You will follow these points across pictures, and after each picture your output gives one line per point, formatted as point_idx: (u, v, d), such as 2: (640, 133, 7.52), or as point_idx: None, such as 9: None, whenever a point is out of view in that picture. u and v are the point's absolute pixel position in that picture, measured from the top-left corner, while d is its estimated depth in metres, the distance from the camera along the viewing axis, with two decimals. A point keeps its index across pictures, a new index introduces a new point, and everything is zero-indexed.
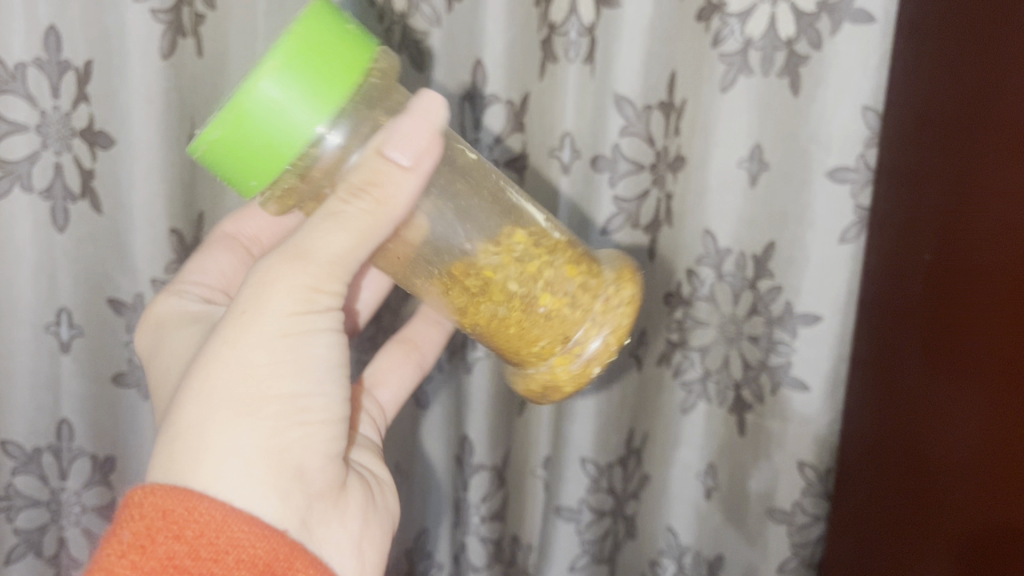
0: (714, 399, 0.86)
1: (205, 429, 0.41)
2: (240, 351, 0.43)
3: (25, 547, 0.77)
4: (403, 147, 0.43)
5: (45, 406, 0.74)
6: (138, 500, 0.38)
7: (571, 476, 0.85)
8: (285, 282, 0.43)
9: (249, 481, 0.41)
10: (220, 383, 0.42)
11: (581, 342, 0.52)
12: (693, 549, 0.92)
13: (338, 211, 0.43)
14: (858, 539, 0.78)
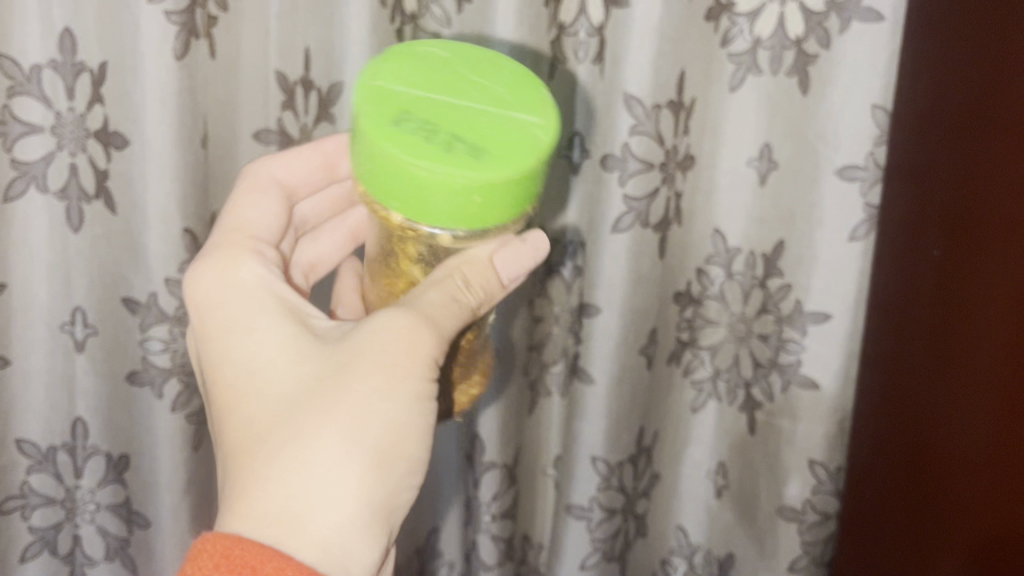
0: (724, 398, 0.87)
1: (330, 477, 0.44)
2: (379, 409, 0.45)
3: (40, 545, 0.78)
4: (509, 269, 0.51)
5: (60, 405, 0.75)
6: (223, 550, 0.40)
7: (582, 475, 0.85)
8: (425, 356, 0.47)
9: (357, 538, 0.44)
10: (350, 435, 0.44)
11: None
12: (704, 547, 0.92)
13: (454, 296, 0.48)
14: (869, 536, 0.78)
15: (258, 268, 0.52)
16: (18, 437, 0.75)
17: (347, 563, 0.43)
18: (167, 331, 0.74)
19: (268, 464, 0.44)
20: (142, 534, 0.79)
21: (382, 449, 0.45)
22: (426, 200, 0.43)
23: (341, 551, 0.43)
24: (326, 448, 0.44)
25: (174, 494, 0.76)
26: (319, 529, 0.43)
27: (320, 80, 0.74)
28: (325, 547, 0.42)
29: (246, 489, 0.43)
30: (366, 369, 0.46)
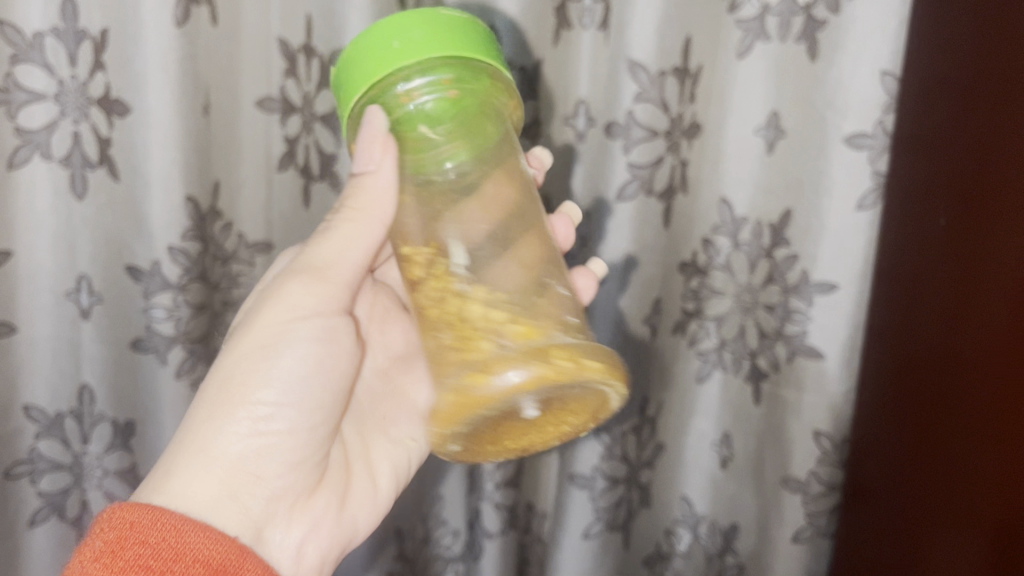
0: (729, 367, 0.87)
1: (189, 434, 0.50)
2: (228, 355, 0.52)
3: (49, 510, 0.78)
4: (367, 155, 0.50)
5: (66, 371, 0.76)
6: (106, 516, 0.45)
7: (586, 443, 0.86)
8: (280, 289, 0.53)
9: (202, 483, 0.49)
10: (205, 393, 0.51)
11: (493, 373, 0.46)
12: (707, 518, 0.92)
13: (345, 222, 0.53)
14: (872, 517, 0.78)
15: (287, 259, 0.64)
16: (25, 403, 0.75)
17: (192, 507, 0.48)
18: (171, 298, 0.74)
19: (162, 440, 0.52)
20: None
21: (233, 401, 0.51)
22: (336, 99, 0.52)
23: (191, 495, 0.48)
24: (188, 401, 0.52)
25: None
26: (171, 480, 0.48)
27: (320, 47, 0.75)
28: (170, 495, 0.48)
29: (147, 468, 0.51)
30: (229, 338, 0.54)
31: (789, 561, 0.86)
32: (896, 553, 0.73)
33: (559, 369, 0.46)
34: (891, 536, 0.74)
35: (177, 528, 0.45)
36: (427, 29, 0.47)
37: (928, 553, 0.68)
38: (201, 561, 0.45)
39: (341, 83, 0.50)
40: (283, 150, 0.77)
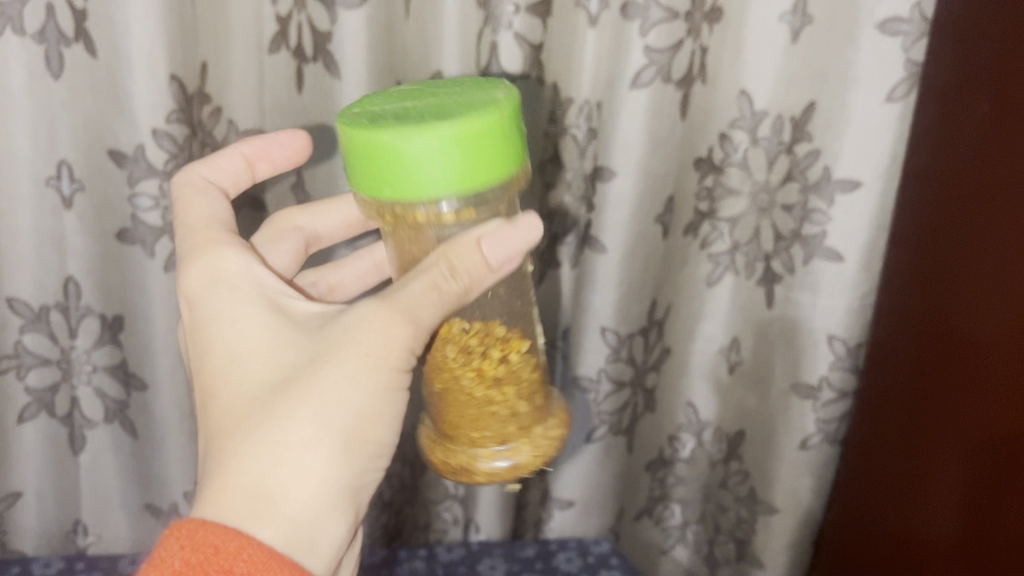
0: (742, 271, 0.83)
1: (302, 463, 0.44)
2: (345, 388, 0.45)
3: (38, 406, 0.76)
4: (498, 253, 0.47)
5: (51, 263, 0.72)
6: (187, 532, 0.41)
7: (591, 346, 0.83)
8: (400, 336, 0.46)
9: (322, 519, 0.45)
10: (320, 417, 0.45)
11: (514, 451, 0.52)
12: (712, 424, 0.91)
13: (437, 286, 0.46)
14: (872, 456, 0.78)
15: (241, 259, 0.52)
16: (8, 295, 0.72)
17: (309, 540, 0.45)
18: (157, 186, 0.69)
19: (240, 449, 0.44)
20: (141, 396, 0.77)
21: (349, 437, 0.46)
22: (398, 164, 0.45)
23: (309, 533, 0.45)
24: (291, 432, 0.44)
25: (172, 357, 0.74)
26: (287, 509, 0.44)
27: None
28: (288, 533, 0.44)
29: (219, 477, 0.44)
30: (335, 357, 0.46)
31: (797, 469, 0.84)
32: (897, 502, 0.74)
33: (538, 451, 0.52)
34: (910, 448, 0.72)
35: (263, 563, 0.41)
36: (496, 140, 0.46)
37: (933, 508, 0.69)
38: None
39: (436, 175, 0.45)
40: (275, 29, 0.70)
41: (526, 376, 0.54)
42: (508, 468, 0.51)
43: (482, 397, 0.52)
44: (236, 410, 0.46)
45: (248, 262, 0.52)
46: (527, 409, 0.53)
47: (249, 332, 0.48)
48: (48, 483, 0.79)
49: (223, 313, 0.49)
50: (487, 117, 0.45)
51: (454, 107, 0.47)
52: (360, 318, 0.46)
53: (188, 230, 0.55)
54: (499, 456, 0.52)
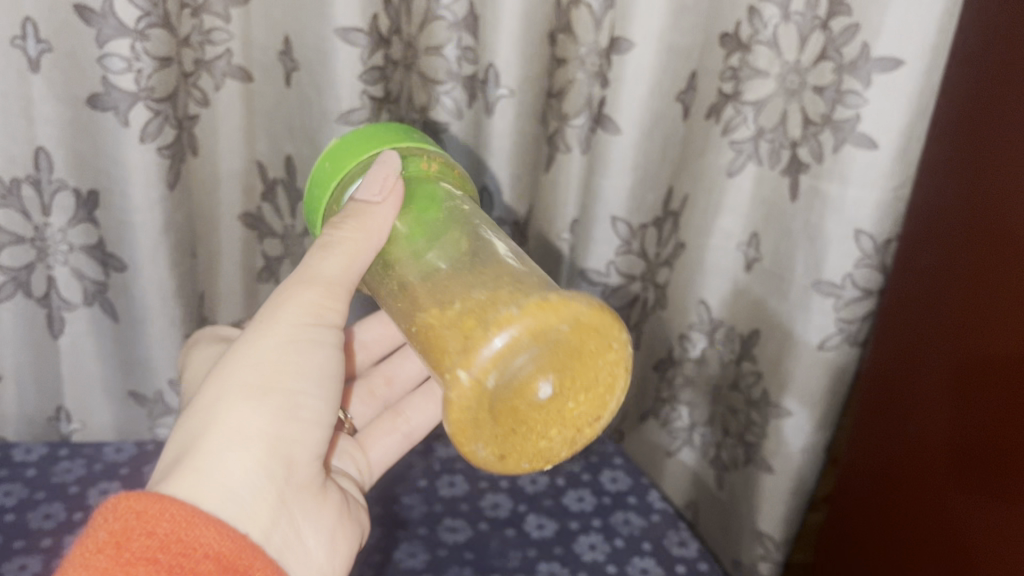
0: (765, 161, 0.78)
1: (209, 414, 0.47)
2: (251, 348, 0.49)
3: (14, 286, 0.71)
4: (373, 188, 0.51)
5: (19, 132, 0.66)
6: (109, 507, 0.40)
7: (600, 237, 0.78)
8: (297, 295, 0.50)
9: (239, 461, 0.46)
10: (226, 376, 0.48)
11: (473, 345, 0.44)
12: (725, 324, 0.87)
13: (330, 236, 0.51)
14: (875, 458, 0.77)
15: (208, 329, 0.63)
16: None
17: (224, 486, 0.45)
18: (130, 46, 0.61)
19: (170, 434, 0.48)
20: (120, 277, 0.73)
21: (255, 385, 0.48)
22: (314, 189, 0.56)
23: (227, 472, 0.45)
24: (203, 393, 0.48)
25: (153, 236, 0.69)
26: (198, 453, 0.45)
27: None
28: (199, 474, 0.44)
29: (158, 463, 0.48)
30: (242, 335, 0.51)
31: (813, 370, 0.79)
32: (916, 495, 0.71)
33: (530, 321, 0.44)
34: (941, 366, 0.67)
35: (187, 521, 0.40)
36: (362, 134, 0.56)
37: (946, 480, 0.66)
38: (212, 558, 0.40)
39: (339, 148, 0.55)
40: None
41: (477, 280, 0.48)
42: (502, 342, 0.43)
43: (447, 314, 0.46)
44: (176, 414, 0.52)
45: (213, 330, 0.63)
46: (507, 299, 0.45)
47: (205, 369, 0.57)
48: (28, 366, 0.75)
49: (190, 367, 0.59)
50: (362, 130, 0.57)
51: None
52: (267, 303, 0.52)
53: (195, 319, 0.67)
54: (489, 334, 0.44)
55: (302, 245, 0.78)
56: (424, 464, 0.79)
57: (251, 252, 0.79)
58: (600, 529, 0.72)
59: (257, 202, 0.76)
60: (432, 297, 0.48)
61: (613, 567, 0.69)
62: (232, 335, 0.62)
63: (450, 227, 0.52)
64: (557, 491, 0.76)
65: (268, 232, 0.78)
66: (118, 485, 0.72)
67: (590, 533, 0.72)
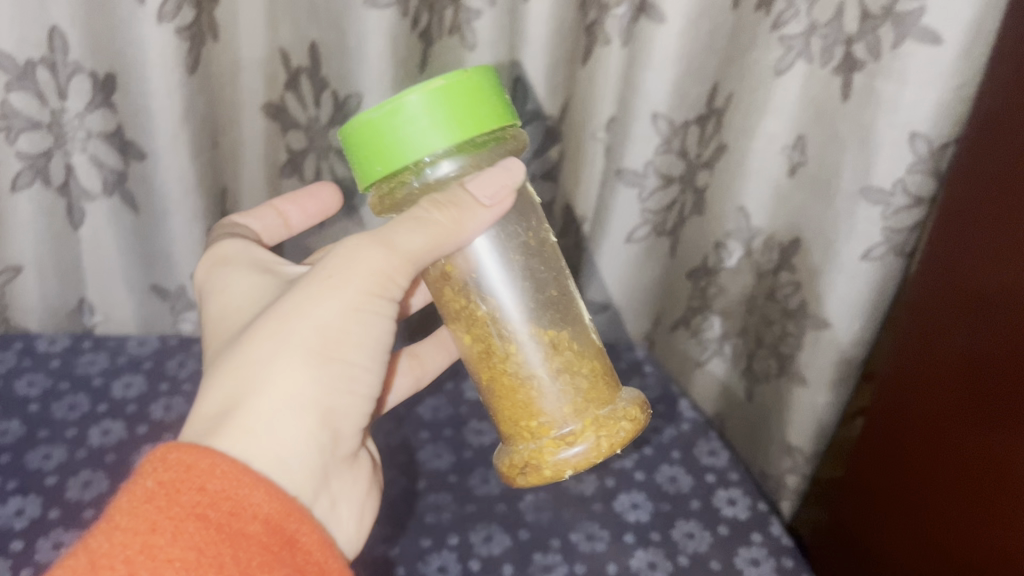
0: (817, 59, 0.73)
1: (265, 373, 0.46)
2: (313, 305, 0.48)
3: (32, 174, 0.69)
4: (485, 191, 0.51)
5: (30, 10, 0.62)
6: (160, 455, 0.40)
7: (639, 134, 0.73)
8: (369, 262, 0.49)
9: (291, 430, 0.45)
10: (285, 335, 0.47)
11: (568, 436, 0.54)
12: (764, 232, 0.84)
13: (422, 215, 0.50)
14: (891, 401, 0.78)
15: (240, 244, 0.60)
16: None
17: (276, 456, 0.45)
18: None
19: (217, 373, 0.47)
20: (140, 167, 0.70)
21: (317, 350, 0.47)
22: (385, 126, 0.49)
23: (280, 441, 0.45)
24: (259, 350, 0.47)
25: (172, 123, 0.66)
26: (254, 417, 0.45)
27: None
28: (252, 438, 0.44)
29: (200, 400, 0.47)
30: (305, 284, 0.49)
31: (855, 282, 0.76)
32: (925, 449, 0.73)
33: (606, 430, 0.53)
34: (981, 304, 0.65)
35: (236, 481, 0.40)
36: (465, 94, 0.50)
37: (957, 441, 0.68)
38: (260, 519, 0.40)
39: (414, 130, 0.49)
40: None
41: (560, 352, 0.55)
42: (583, 457, 0.53)
43: (529, 388, 0.55)
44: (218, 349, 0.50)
45: (246, 245, 0.60)
46: (581, 372, 0.56)
47: (243, 291, 0.54)
48: (49, 256, 0.74)
49: (221, 282, 0.56)
50: (458, 74, 0.50)
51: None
52: (331, 260, 0.50)
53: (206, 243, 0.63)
54: (567, 443, 0.53)
55: (326, 137, 0.74)
56: (451, 367, 0.78)
57: (274, 144, 0.75)
58: (629, 437, 0.71)
59: (280, 91, 0.72)
60: (519, 355, 0.55)
61: (641, 474, 0.68)
62: (264, 257, 0.59)
63: (530, 262, 0.57)
64: None
65: (291, 125, 0.74)
66: (142, 378, 0.71)
67: (618, 441, 0.70)
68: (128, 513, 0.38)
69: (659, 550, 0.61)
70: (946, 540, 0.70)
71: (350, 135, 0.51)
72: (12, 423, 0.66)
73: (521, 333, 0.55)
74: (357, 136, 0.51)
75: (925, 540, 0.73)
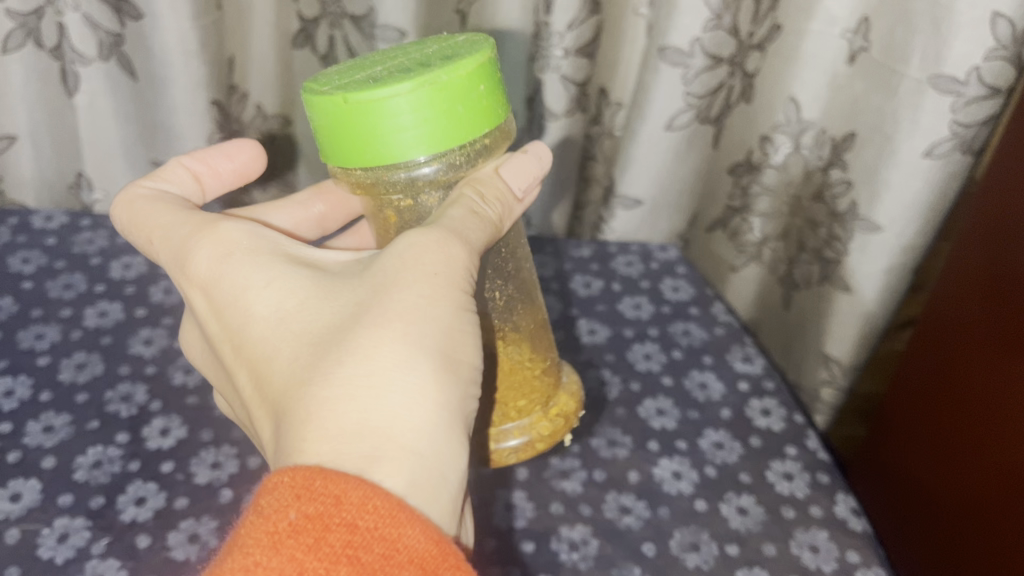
0: None
1: (397, 387, 0.34)
2: (425, 304, 0.36)
3: (23, 36, 0.64)
4: (518, 179, 0.44)
5: None
6: (299, 477, 0.30)
7: (687, 7, 0.66)
8: (462, 253, 0.39)
9: (445, 457, 0.34)
10: (407, 340, 0.35)
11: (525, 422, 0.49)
12: (816, 126, 0.76)
13: (478, 209, 0.41)
14: (934, 330, 0.74)
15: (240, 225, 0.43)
16: None
17: (435, 480, 0.33)
18: None
19: (328, 400, 0.33)
20: (137, 29, 0.64)
21: (446, 356, 0.36)
22: (398, 111, 0.38)
23: (434, 468, 0.33)
24: (377, 360, 0.34)
25: None
26: (404, 444, 0.33)
27: None
28: (414, 468, 0.32)
29: (305, 427, 0.33)
30: (407, 282, 0.37)
31: (915, 180, 0.69)
32: (935, 405, 0.74)
33: (561, 414, 0.50)
34: None
35: (395, 516, 0.30)
36: (488, 83, 0.40)
37: (967, 410, 0.69)
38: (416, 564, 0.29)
39: (439, 130, 0.38)
40: None
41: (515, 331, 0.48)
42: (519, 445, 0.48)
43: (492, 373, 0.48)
44: (296, 370, 0.36)
45: (251, 228, 0.43)
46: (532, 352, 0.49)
47: (287, 285, 0.39)
48: (43, 124, 0.69)
49: (246, 279, 0.40)
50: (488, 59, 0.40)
51: (419, 56, 0.41)
52: (412, 243, 0.38)
53: (161, 236, 0.44)
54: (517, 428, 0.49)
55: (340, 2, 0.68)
56: None
57: (285, 11, 0.68)
58: (657, 339, 0.66)
59: None
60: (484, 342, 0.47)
61: (669, 379, 0.63)
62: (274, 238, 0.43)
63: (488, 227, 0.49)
64: (613, 297, 0.70)
65: None
66: (142, 260, 0.67)
67: (645, 343, 0.66)
68: (269, 554, 0.28)
69: (684, 459, 0.57)
70: (970, 503, 0.68)
71: (334, 106, 0.38)
72: (4, 300, 0.62)
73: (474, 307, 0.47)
74: (353, 109, 0.38)
75: (966, 508, 0.69)
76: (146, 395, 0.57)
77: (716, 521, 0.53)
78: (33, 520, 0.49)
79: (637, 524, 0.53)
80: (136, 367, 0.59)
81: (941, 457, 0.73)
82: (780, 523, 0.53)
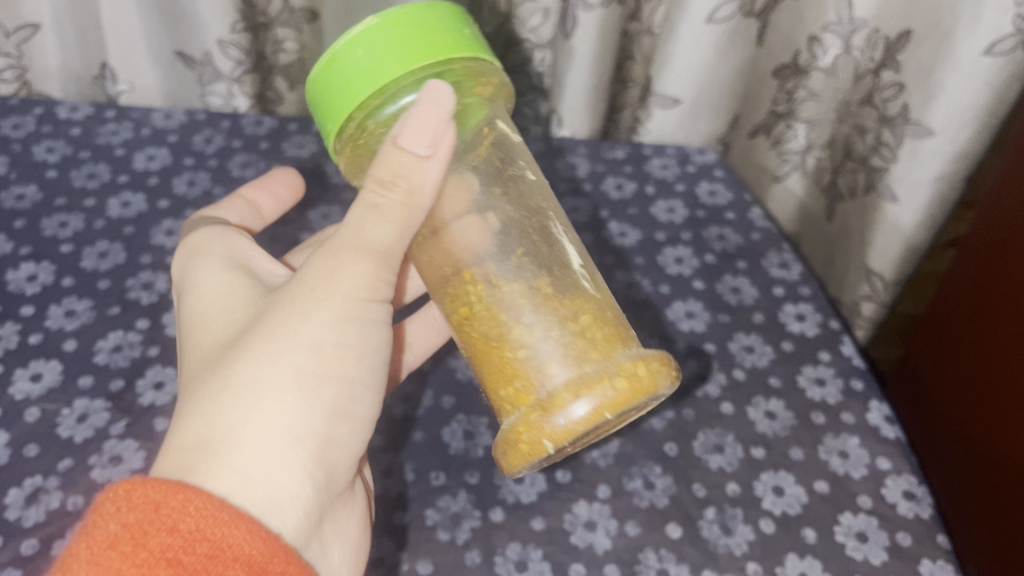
0: None
1: (250, 400, 0.37)
2: (297, 321, 0.39)
3: None
4: (419, 137, 0.38)
5: None
6: (122, 491, 0.31)
7: None
8: (350, 267, 0.40)
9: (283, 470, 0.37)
10: (270, 359, 0.38)
11: (552, 398, 0.38)
12: (868, 26, 0.70)
13: (375, 202, 0.40)
14: (983, 261, 0.70)
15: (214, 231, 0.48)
16: None
17: (267, 494, 0.36)
18: None
19: (190, 398, 0.37)
20: None
21: (306, 372, 0.38)
22: (329, 73, 0.39)
23: (269, 480, 0.36)
24: (238, 373, 0.37)
25: None
26: (241, 454, 0.35)
27: None
28: (240, 476, 0.35)
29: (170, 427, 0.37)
30: (287, 299, 0.39)
31: (973, 81, 0.65)
32: (978, 347, 0.70)
33: (600, 382, 0.38)
34: None
35: (216, 518, 0.32)
36: (416, 25, 0.39)
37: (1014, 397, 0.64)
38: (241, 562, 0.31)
39: (361, 76, 0.38)
40: None
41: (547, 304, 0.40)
42: (591, 413, 0.37)
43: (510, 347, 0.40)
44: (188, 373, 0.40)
45: (224, 232, 0.48)
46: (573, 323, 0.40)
47: (214, 287, 0.44)
48: (66, 12, 0.69)
49: (191, 280, 0.45)
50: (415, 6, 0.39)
51: None
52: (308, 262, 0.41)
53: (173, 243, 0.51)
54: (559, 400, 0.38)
55: None
56: None
57: None
58: (690, 243, 0.64)
59: None
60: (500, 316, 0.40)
61: (701, 283, 0.61)
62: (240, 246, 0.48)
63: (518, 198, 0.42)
64: (646, 200, 0.67)
65: None
66: (166, 152, 0.66)
67: (678, 246, 0.64)
68: (87, 564, 0.29)
69: (713, 362, 0.55)
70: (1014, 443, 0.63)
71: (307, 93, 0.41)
72: (29, 188, 0.62)
73: (496, 276, 0.41)
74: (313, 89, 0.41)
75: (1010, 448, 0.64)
76: (167, 283, 0.56)
77: (742, 424, 0.52)
78: (53, 399, 0.49)
79: (660, 424, 0.51)
80: (158, 256, 0.58)
81: (980, 401, 0.69)
82: (809, 429, 0.52)
